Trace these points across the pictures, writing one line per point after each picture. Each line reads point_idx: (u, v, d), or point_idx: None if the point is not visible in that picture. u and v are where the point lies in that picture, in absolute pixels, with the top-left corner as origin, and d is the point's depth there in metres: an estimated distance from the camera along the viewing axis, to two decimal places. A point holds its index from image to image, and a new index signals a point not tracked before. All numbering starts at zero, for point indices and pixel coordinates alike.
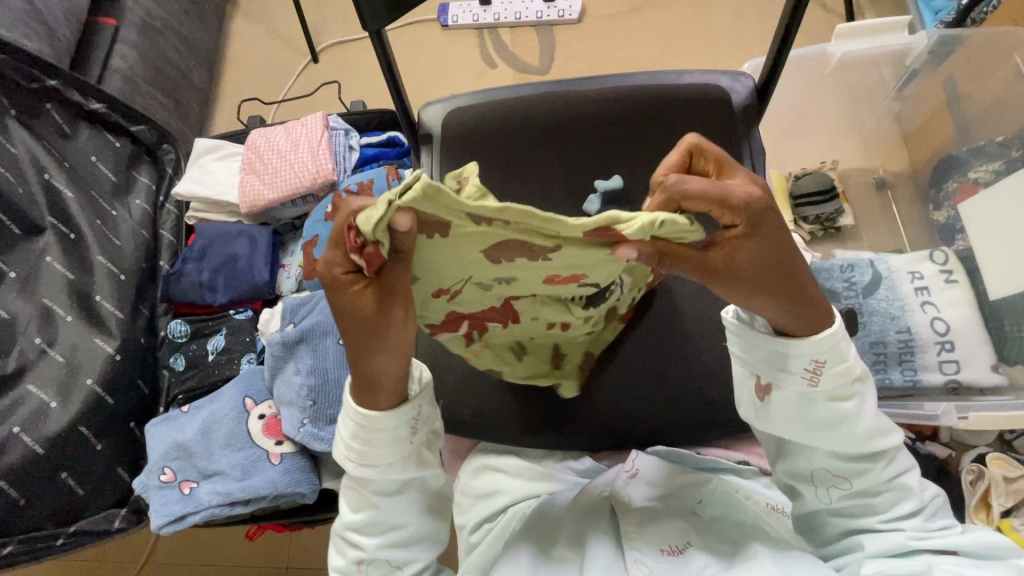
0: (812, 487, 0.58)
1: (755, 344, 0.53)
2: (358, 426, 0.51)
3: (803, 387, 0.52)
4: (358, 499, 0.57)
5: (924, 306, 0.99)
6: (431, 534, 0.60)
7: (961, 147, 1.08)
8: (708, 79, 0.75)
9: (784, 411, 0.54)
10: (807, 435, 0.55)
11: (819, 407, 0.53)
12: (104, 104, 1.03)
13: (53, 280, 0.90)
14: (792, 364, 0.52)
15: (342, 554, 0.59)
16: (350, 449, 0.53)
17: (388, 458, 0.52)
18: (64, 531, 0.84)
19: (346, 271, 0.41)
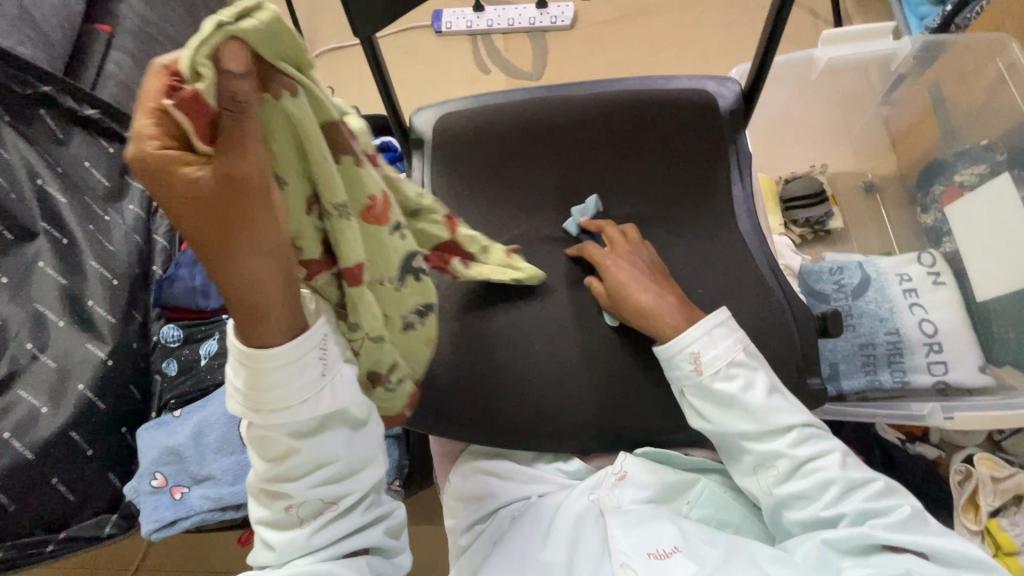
0: (755, 483, 0.61)
1: (661, 351, 0.64)
2: (249, 363, 0.43)
3: (694, 380, 0.62)
4: (266, 436, 0.48)
5: (912, 308, 1.00)
6: (366, 463, 0.53)
7: (948, 151, 1.09)
8: (695, 84, 0.77)
9: (693, 402, 0.63)
10: (715, 418, 0.61)
11: (714, 389, 0.61)
12: (98, 110, 1.03)
13: (45, 285, 0.90)
14: (680, 355, 0.63)
15: (269, 500, 0.51)
16: (246, 392, 0.45)
17: (296, 392, 0.45)
18: (53, 537, 0.84)
19: (164, 144, 0.32)
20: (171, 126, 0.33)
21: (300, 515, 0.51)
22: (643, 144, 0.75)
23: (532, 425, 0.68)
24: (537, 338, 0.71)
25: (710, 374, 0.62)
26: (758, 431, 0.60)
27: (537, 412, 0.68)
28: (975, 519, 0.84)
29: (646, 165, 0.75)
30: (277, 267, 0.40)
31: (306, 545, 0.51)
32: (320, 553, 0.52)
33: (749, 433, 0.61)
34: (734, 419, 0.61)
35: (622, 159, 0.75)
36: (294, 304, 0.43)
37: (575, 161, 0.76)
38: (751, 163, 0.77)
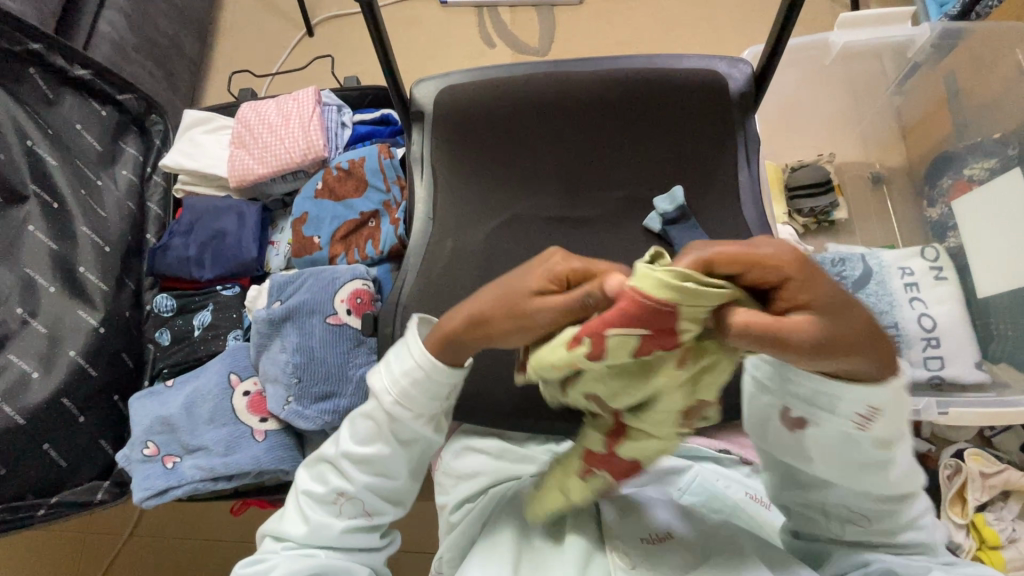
0: (829, 518, 0.54)
1: (796, 379, 0.44)
2: (416, 368, 0.49)
3: (849, 433, 0.45)
4: (367, 434, 0.53)
5: (913, 302, 0.99)
6: (404, 499, 0.58)
7: (959, 144, 1.07)
8: (705, 64, 0.74)
9: (819, 447, 0.48)
10: (841, 472, 0.49)
11: (864, 449, 0.46)
12: (89, 71, 1.00)
13: (36, 249, 0.89)
14: (842, 408, 0.43)
15: (323, 483, 0.56)
16: (395, 385, 0.50)
17: (425, 413, 0.52)
18: (45, 501, 0.83)
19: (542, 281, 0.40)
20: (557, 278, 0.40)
21: (341, 508, 0.55)
22: (649, 125, 0.73)
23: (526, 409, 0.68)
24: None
25: (876, 432, 0.45)
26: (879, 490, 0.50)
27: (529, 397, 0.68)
28: (961, 513, 0.85)
29: (652, 147, 0.73)
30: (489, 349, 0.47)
31: (335, 539, 0.55)
32: (335, 552, 0.55)
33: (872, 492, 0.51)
34: (868, 480, 0.49)
35: (629, 140, 0.74)
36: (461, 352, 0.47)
37: (579, 140, 0.74)
38: (760, 149, 0.75)
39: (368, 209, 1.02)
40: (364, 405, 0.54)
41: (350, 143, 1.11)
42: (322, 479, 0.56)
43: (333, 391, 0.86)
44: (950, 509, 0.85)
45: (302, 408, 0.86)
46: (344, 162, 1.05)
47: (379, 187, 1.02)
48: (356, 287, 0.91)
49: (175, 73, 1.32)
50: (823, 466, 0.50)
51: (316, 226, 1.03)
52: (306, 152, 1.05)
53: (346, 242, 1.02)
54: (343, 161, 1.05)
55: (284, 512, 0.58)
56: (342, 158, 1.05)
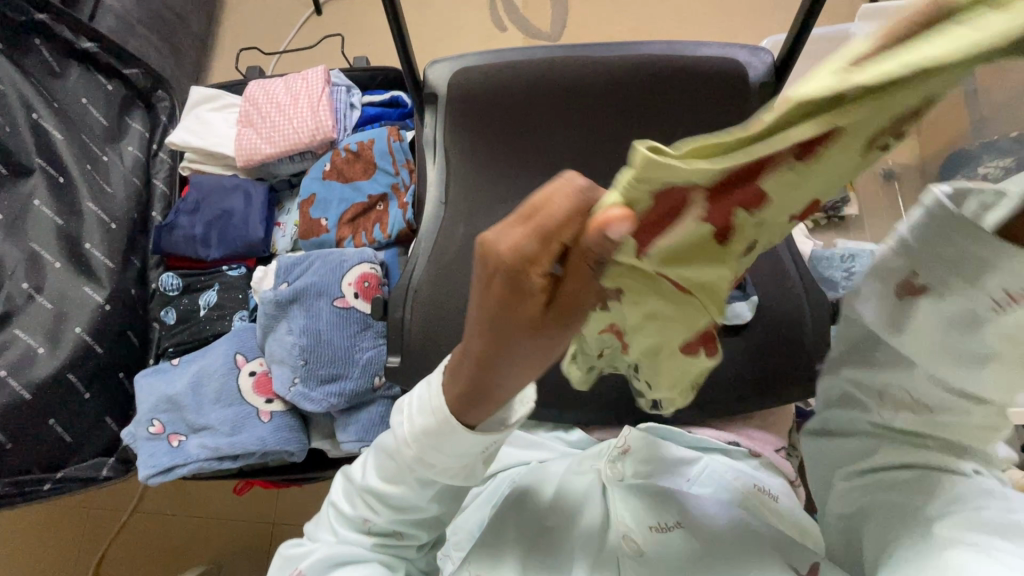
0: (879, 399, 0.49)
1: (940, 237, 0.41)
2: (432, 425, 0.46)
3: (979, 307, 0.40)
4: (395, 473, 0.51)
5: None
6: (436, 525, 0.57)
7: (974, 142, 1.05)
8: (725, 52, 0.73)
9: (921, 315, 0.43)
10: (936, 343, 0.43)
11: (974, 333, 0.41)
12: (95, 44, 0.99)
13: (42, 224, 0.88)
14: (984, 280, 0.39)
15: (353, 503, 0.55)
16: (412, 437, 0.47)
17: (450, 466, 0.48)
18: (51, 476, 0.83)
19: (544, 270, 0.33)
20: (548, 268, 0.33)
21: (370, 529, 0.54)
22: (665, 114, 0.72)
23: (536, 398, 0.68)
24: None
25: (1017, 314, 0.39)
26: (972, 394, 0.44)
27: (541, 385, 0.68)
28: None
29: (668, 135, 0.72)
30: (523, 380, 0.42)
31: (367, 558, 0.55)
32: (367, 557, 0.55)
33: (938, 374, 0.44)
34: (943, 348, 0.43)
35: (645, 128, 0.73)
36: (480, 395, 0.43)
37: (594, 128, 0.73)
38: None
39: (377, 192, 1.01)
40: (383, 443, 0.52)
41: (359, 124, 1.09)
42: (352, 497, 0.55)
43: (339, 373, 0.86)
44: None
45: (308, 390, 0.85)
46: (352, 144, 1.04)
47: (388, 170, 1.02)
48: (363, 270, 0.90)
49: (182, 49, 1.30)
50: (912, 334, 0.44)
51: (324, 208, 1.02)
52: (314, 132, 1.04)
53: (354, 226, 1.01)
54: (351, 143, 1.04)
55: (319, 516, 0.59)
56: (351, 140, 1.04)
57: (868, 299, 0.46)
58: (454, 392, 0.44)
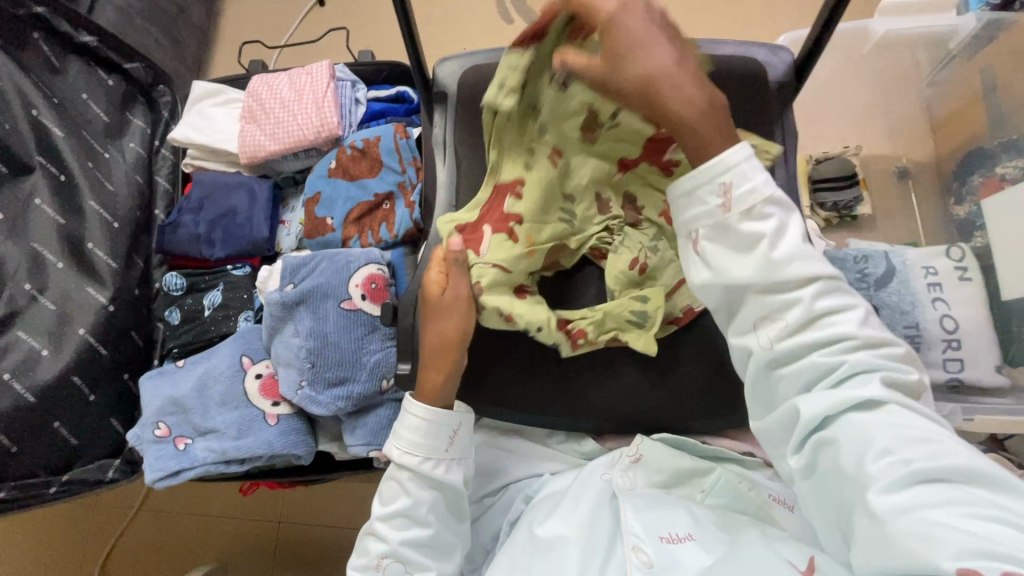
0: (754, 337, 0.51)
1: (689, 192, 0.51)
2: (418, 421, 0.61)
3: (718, 217, 0.50)
4: (395, 495, 0.61)
5: (935, 302, 0.96)
6: (443, 553, 0.61)
7: (993, 140, 1.02)
8: (743, 51, 0.71)
9: (713, 248, 0.51)
10: (730, 263, 0.51)
11: (732, 232, 0.50)
12: (95, 38, 0.97)
13: (44, 224, 0.87)
14: (701, 194, 0.50)
15: (365, 553, 0.61)
16: (405, 444, 0.61)
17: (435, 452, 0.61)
18: (57, 479, 0.82)
19: (438, 275, 0.64)
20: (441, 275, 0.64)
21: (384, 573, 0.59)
22: None
23: (549, 406, 0.67)
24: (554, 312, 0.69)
25: (739, 211, 0.50)
26: (771, 284, 0.49)
27: (555, 395, 0.67)
28: None
29: None
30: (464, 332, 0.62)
31: None
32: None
33: (763, 291, 0.50)
34: (745, 268, 0.50)
35: None
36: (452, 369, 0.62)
37: None
38: (797, 144, 0.72)
39: (383, 190, 0.99)
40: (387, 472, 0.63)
41: (364, 120, 1.07)
42: (365, 549, 0.61)
43: (346, 376, 0.85)
44: None
45: (315, 393, 0.84)
46: (358, 141, 1.02)
47: (394, 168, 0.99)
48: (371, 271, 0.89)
49: (182, 41, 1.27)
50: (716, 263, 0.51)
51: (329, 206, 1.00)
52: (319, 128, 1.02)
53: (360, 225, 0.99)
54: (357, 139, 1.02)
55: None
56: (357, 137, 1.02)
57: (695, 262, 0.53)
58: (430, 383, 0.62)
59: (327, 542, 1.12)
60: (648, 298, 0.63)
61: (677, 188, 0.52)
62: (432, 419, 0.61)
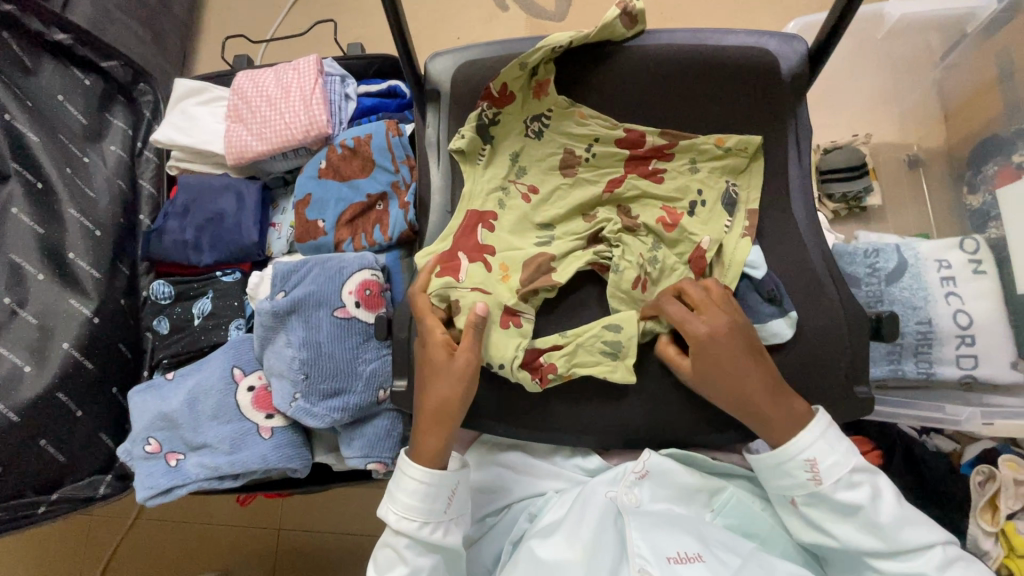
0: None
1: (773, 477, 0.58)
2: (414, 486, 0.58)
3: (811, 488, 0.57)
4: (390, 564, 0.60)
5: (949, 297, 0.93)
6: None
7: (1008, 127, 0.96)
8: (755, 41, 0.66)
9: (815, 516, 0.58)
10: (834, 524, 0.57)
11: (831, 503, 0.56)
12: (69, 35, 0.92)
13: (21, 235, 0.84)
14: (790, 468, 0.57)
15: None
16: (400, 511, 0.59)
17: (428, 519, 0.58)
18: (45, 499, 0.80)
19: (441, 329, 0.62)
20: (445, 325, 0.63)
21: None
22: (690, 110, 0.66)
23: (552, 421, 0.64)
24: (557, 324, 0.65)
25: (831, 483, 0.56)
26: (886, 548, 0.56)
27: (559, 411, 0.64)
28: (991, 520, 0.82)
29: (696, 133, 0.66)
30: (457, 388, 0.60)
31: None
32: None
33: (877, 551, 0.56)
34: (855, 535, 0.56)
35: (670, 125, 0.66)
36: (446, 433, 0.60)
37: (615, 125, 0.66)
38: (811, 139, 0.68)
39: (376, 190, 0.95)
40: (384, 538, 0.61)
41: (355, 117, 1.03)
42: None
43: (342, 387, 0.82)
44: (979, 516, 0.82)
45: (310, 406, 0.81)
46: (348, 139, 0.97)
47: (387, 167, 0.95)
48: (365, 277, 0.85)
49: (164, 35, 1.22)
50: (818, 523, 0.58)
51: (320, 209, 0.96)
52: (307, 127, 0.98)
53: (353, 227, 0.95)
54: (348, 138, 0.97)
55: None
56: (347, 135, 0.98)
57: (803, 524, 0.59)
58: (427, 445, 0.60)
59: (328, 549, 1.10)
60: (622, 328, 0.62)
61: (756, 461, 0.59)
62: (430, 482, 0.59)
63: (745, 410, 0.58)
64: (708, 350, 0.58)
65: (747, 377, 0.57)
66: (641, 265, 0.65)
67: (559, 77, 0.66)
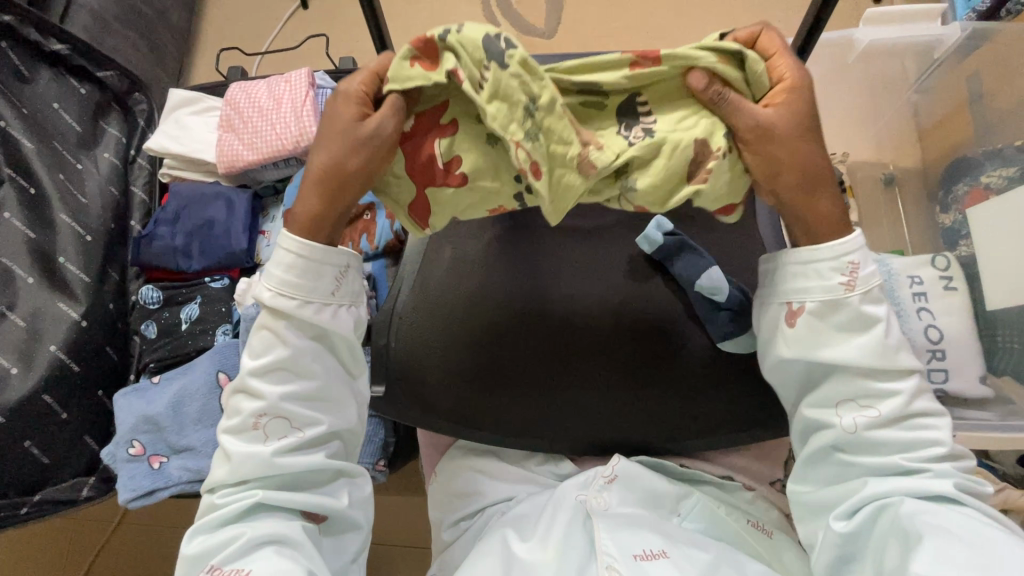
0: (841, 419, 0.56)
1: (793, 267, 0.56)
2: (297, 254, 0.57)
3: (837, 293, 0.54)
4: (266, 345, 0.58)
5: (920, 312, 0.94)
6: (330, 406, 0.61)
7: (978, 149, 1.00)
8: None
9: (821, 325, 0.55)
10: (838, 332, 0.55)
11: (844, 310, 0.54)
12: (66, 46, 0.95)
13: (13, 239, 0.85)
14: (826, 265, 0.54)
15: (237, 413, 0.59)
16: (281, 283, 0.57)
17: (311, 294, 0.57)
18: (28, 500, 0.81)
19: (359, 92, 0.55)
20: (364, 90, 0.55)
21: (264, 433, 0.58)
22: None
23: (496, 407, 0.66)
24: (511, 339, 0.67)
25: (860, 291, 0.54)
26: (878, 368, 0.55)
27: (497, 392, 0.66)
28: None
29: None
30: (347, 152, 0.54)
31: (269, 465, 0.57)
32: (269, 476, 0.58)
33: (866, 368, 0.55)
34: (856, 347, 0.54)
35: None
36: (334, 191, 0.56)
37: None
38: None
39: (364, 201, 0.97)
40: (257, 322, 0.59)
41: None
42: (238, 411, 0.60)
43: None
44: None
45: None
46: None
47: None
48: None
49: (162, 46, 1.25)
50: (817, 340, 0.55)
51: None
52: (297, 138, 1.00)
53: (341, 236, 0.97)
54: None
55: (218, 458, 0.60)
56: None
57: (805, 333, 0.56)
58: (304, 208, 0.57)
59: None
60: (536, 382, 0.66)
61: (796, 254, 0.55)
62: (306, 254, 0.57)
63: (794, 164, 0.53)
64: (802, 97, 0.53)
65: (800, 120, 0.53)
66: (637, 339, 0.66)
67: None
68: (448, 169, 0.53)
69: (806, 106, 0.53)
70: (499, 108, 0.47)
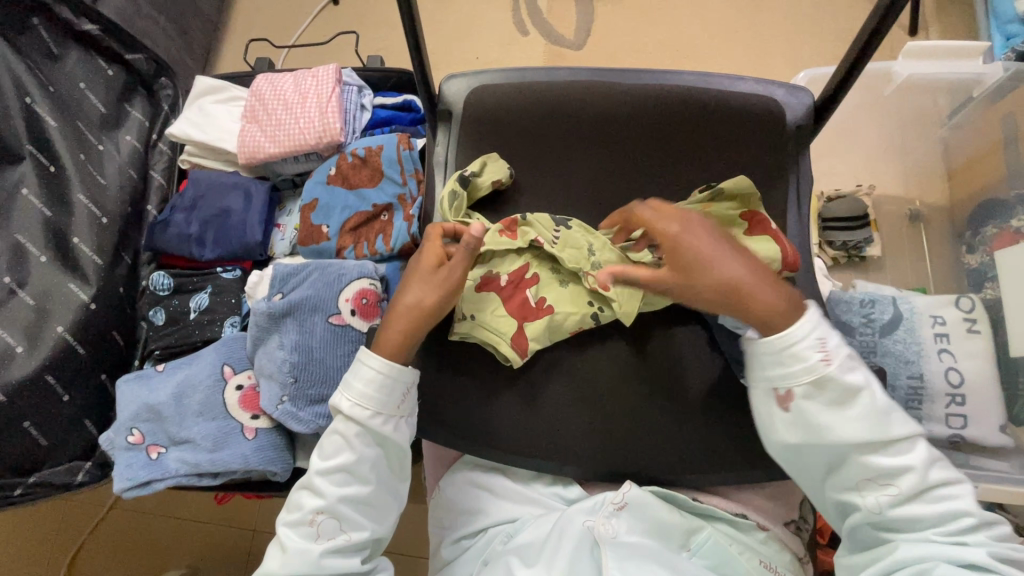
0: (859, 497, 0.54)
1: (767, 356, 0.55)
2: (380, 373, 0.59)
3: (818, 370, 0.53)
4: (336, 450, 0.60)
5: (941, 354, 0.92)
6: (383, 512, 0.61)
7: (1010, 191, 0.97)
8: (762, 89, 0.69)
9: (812, 412, 0.54)
10: (824, 412, 0.54)
11: (829, 390, 0.53)
12: (97, 26, 0.95)
13: (28, 217, 0.84)
14: (801, 347, 0.53)
15: (298, 508, 0.60)
16: (365, 395, 0.59)
17: (389, 409, 0.59)
18: (23, 481, 0.80)
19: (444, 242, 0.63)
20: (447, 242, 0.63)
21: (317, 531, 0.58)
22: (692, 152, 0.67)
23: (501, 427, 0.64)
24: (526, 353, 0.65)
25: (837, 363, 0.53)
26: (881, 441, 0.53)
27: (496, 425, 0.64)
28: None
29: (698, 175, 0.67)
30: (440, 290, 0.60)
31: (316, 563, 0.56)
32: None
33: (863, 443, 0.53)
34: (851, 423, 0.53)
35: (674, 165, 0.67)
36: (422, 322, 0.60)
37: (621, 162, 0.68)
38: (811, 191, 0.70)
39: (382, 201, 0.96)
40: (332, 424, 0.61)
41: (368, 127, 1.05)
42: (298, 504, 0.60)
43: (330, 394, 0.82)
44: None
45: (296, 409, 0.81)
46: (360, 148, 0.99)
47: (395, 179, 0.96)
48: (362, 286, 0.86)
49: (190, 32, 1.24)
50: (806, 419, 0.54)
51: (326, 214, 0.97)
52: (320, 134, 0.99)
53: (356, 235, 0.96)
54: (359, 147, 0.99)
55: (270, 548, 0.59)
56: (359, 144, 0.99)
57: (797, 420, 0.55)
58: (392, 336, 0.60)
59: None
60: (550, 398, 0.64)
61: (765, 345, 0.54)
62: (388, 373, 0.59)
63: (716, 291, 0.55)
64: (688, 243, 0.57)
65: (707, 248, 0.56)
66: (657, 363, 0.64)
67: (574, 122, 0.68)
68: (539, 305, 0.65)
69: (700, 241, 0.57)
70: (571, 251, 0.65)
